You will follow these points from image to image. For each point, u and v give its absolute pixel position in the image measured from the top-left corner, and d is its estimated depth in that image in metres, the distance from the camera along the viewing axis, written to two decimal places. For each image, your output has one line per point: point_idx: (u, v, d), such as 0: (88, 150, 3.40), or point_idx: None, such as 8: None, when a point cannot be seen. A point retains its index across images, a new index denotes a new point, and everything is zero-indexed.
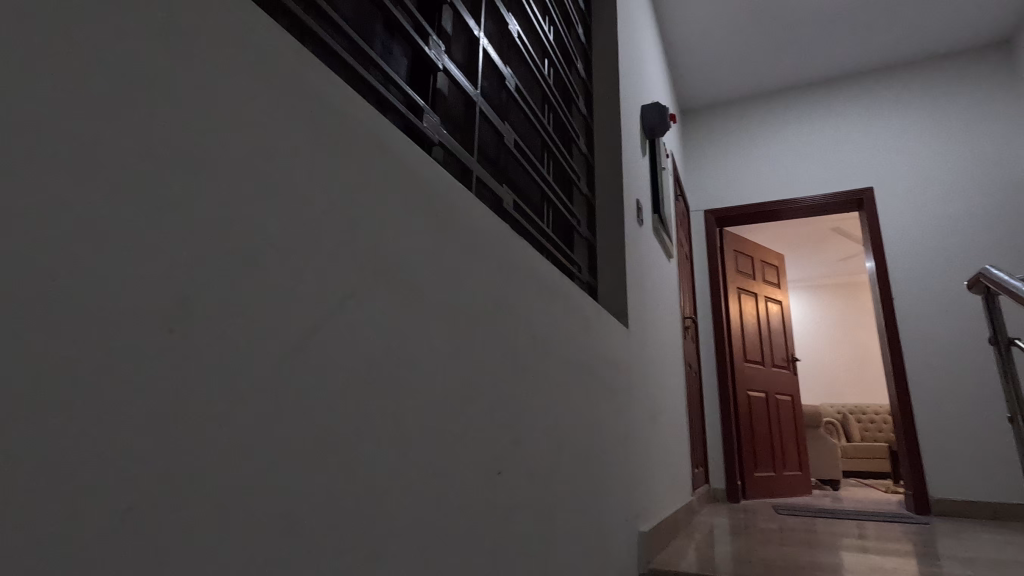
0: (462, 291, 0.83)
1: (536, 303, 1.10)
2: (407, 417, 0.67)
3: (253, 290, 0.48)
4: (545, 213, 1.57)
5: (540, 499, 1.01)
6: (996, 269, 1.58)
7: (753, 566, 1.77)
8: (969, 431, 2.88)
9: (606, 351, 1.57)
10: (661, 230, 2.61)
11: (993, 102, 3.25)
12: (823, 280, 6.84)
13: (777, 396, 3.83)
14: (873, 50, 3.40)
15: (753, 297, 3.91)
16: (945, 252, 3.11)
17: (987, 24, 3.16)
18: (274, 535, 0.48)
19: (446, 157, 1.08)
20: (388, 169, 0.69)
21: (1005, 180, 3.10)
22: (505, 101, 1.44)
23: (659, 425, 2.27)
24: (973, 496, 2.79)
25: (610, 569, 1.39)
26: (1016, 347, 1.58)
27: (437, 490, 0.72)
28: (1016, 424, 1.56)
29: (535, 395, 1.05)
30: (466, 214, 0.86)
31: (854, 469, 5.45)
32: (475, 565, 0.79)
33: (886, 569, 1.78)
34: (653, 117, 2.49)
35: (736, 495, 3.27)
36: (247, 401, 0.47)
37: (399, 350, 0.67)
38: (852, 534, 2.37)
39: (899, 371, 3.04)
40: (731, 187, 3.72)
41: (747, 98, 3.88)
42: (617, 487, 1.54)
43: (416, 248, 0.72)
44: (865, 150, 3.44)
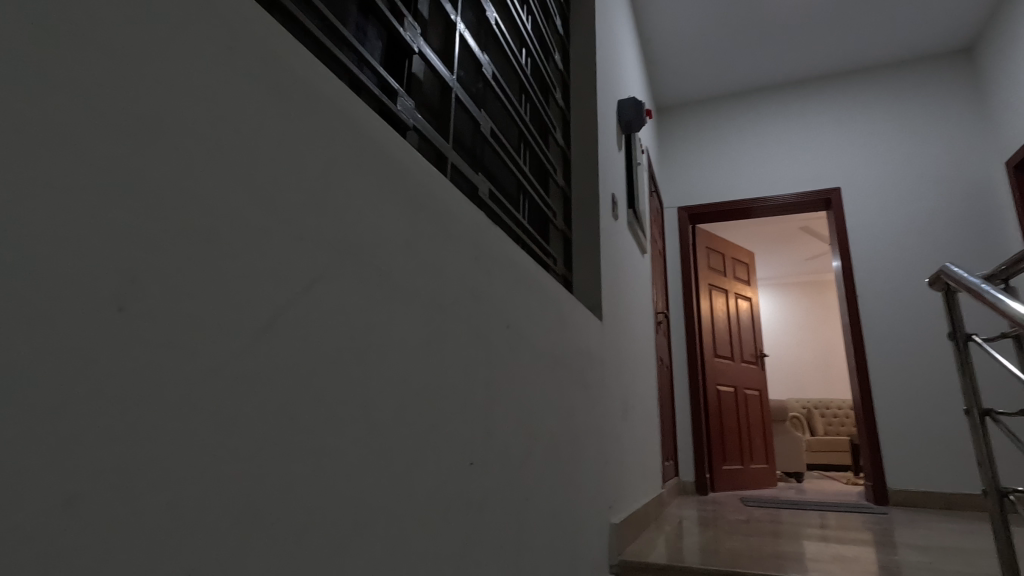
0: (435, 279, 0.81)
1: (510, 293, 1.09)
2: (375, 407, 0.65)
3: (212, 270, 0.46)
4: (521, 204, 1.56)
5: (512, 492, 1.01)
6: (957, 267, 1.63)
7: (720, 556, 1.79)
8: (926, 424, 2.98)
9: (579, 344, 1.57)
10: (636, 225, 2.62)
11: (955, 107, 3.36)
12: (790, 279, 7.01)
13: (745, 391, 3.92)
14: (842, 53, 3.47)
15: (724, 293, 3.98)
16: (907, 252, 3.21)
17: (950, 31, 3.26)
18: (235, 528, 0.45)
19: (421, 143, 1.06)
20: (358, 150, 0.66)
21: (964, 183, 3.21)
22: (482, 90, 1.42)
23: (631, 419, 2.28)
24: (928, 487, 2.90)
25: (580, 559, 1.40)
26: (973, 341, 1.63)
27: (406, 483, 0.70)
28: (972, 417, 1.61)
29: (508, 386, 1.04)
30: (441, 199, 0.85)
31: (817, 462, 5.61)
32: (445, 559, 0.77)
33: (848, 558, 1.83)
34: (629, 112, 2.49)
35: (704, 488, 3.33)
36: (205, 387, 0.44)
37: (370, 338, 0.65)
38: (815, 524, 2.44)
39: (861, 366, 3.13)
40: (704, 184, 3.77)
41: (721, 97, 3.92)
42: (589, 479, 1.55)
43: (388, 234, 0.71)
44: (833, 151, 3.52)
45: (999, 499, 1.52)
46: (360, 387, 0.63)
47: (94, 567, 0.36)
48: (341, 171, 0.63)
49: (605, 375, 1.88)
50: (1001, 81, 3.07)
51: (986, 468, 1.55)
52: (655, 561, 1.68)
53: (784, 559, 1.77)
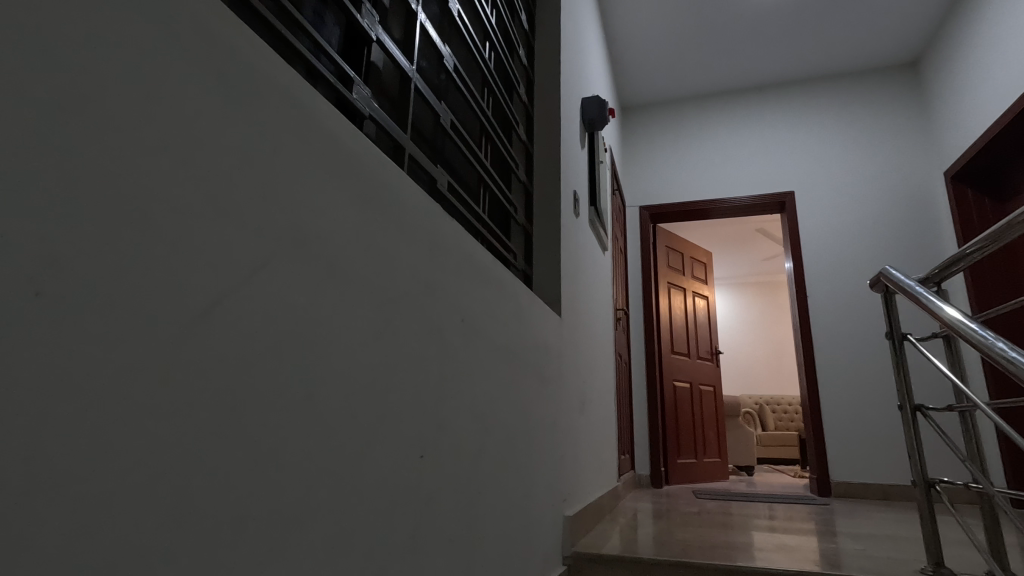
0: (388, 271, 0.81)
1: (466, 287, 1.09)
2: (321, 397, 0.64)
3: (140, 257, 0.44)
4: (481, 197, 1.55)
5: (464, 485, 1.01)
6: (895, 270, 1.71)
7: (672, 547, 1.84)
8: (868, 420, 3.13)
9: (537, 338, 1.58)
10: (597, 223, 2.66)
11: (901, 117, 3.52)
12: (746, 280, 7.26)
13: (700, 386, 4.04)
14: (801, 60, 3.58)
15: (682, 292, 4.08)
16: (855, 255, 3.35)
17: (899, 43, 3.41)
18: (166, 525, 0.44)
19: (378, 133, 1.05)
20: (308, 137, 0.65)
21: (907, 190, 3.37)
22: (444, 82, 1.41)
23: (588, 413, 2.32)
24: (866, 479, 3.06)
25: (534, 549, 1.42)
26: (908, 341, 1.70)
27: (352, 477, 0.69)
28: (905, 413, 1.69)
29: (463, 380, 1.04)
30: (396, 191, 0.84)
31: (768, 456, 5.84)
32: (394, 552, 0.77)
33: (791, 546, 1.91)
34: (592, 110, 2.52)
35: (659, 480, 3.42)
36: (135, 377, 0.43)
37: (317, 329, 0.64)
38: (763, 516, 2.54)
39: (809, 365, 3.26)
40: (665, 185, 3.84)
41: (684, 99, 4.00)
42: (544, 472, 1.57)
43: (339, 226, 0.70)
44: (789, 156, 3.64)
45: (927, 490, 1.61)
46: (307, 377, 0.62)
47: (8, 564, 0.34)
48: (290, 158, 0.61)
49: (563, 370, 1.91)
50: (944, 95, 3.24)
51: (916, 461, 1.63)
52: (608, 553, 1.71)
53: (731, 549, 1.83)
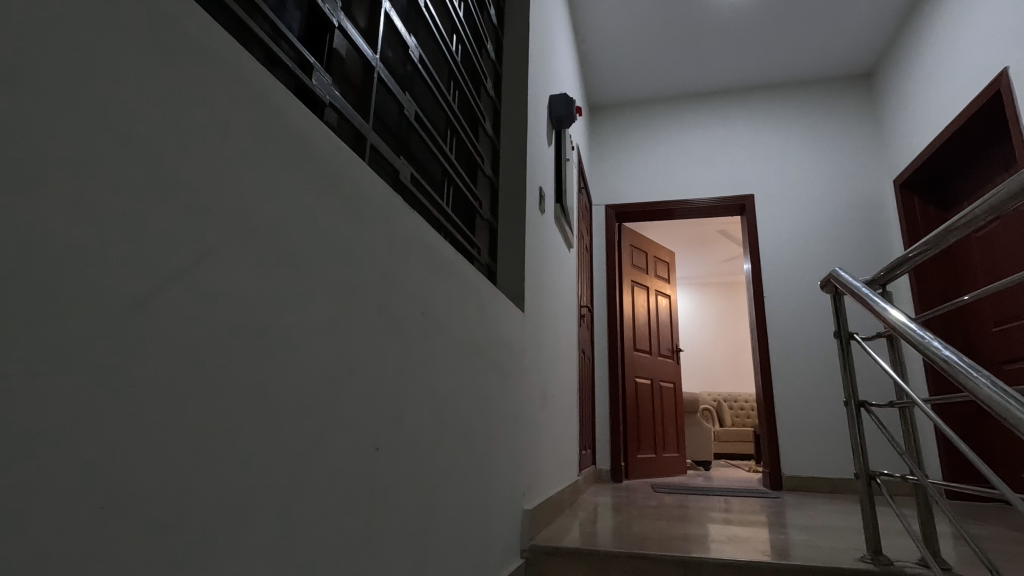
0: (344, 260, 0.79)
1: (427, 280, 1.09)
2: (270, 388, 0.63)
3: (77, 237, 0.42)
4: (445, 190, 1.55)
5: (419, 480, 1.01)
6: (844, 272, 1.77)
7: (629, 540, 1.88)
8: (819, 417, 3.25)
9: (499, 333, 1.58)
10: (562, 219, 2.68)
11: (855, 126, 3.66)
12: (707, 280, 7.45)
13: (661, 383, 4.13)
14: (764, 66, 3.68)
15: (645, 290, 4.16)
16: (809, 258, 3.47)
17: (855, 54, 3.55)
18: (103, 515, 0.43)
19: (340, 122, 1.03)
20: (262, 120, 0.63)
21: (859, 197, 3.51)
22: (410, 73, 1.39)
23: (550, 408, 2.34)
24: (815, 473, 3.19)
25: (492, 542, 1.43)
26: (854, 340, 1.77)
27: (302, 469, 0.68)
28: (850, 409, 1.76)
29: (421, 373, 1.03)
30: (356, 181, 0.83)
31: (725, 451, 6.02)
32: (345, 544, 0.77)
33: (743, 537, 1.98)
34: (560, 108, 2.54)
35: (619, 475, 3.48)
36: (71, 360, 0.41)
37: (269, 317, 0.63)
38: (719, 509, 2.62)
39: (765, 363, 3.37)
40: (630, 185, 3.90)
41: (650, 100, 4.07)
42: (504, 465, 1.58)
43: (294, 214, 0.68)
44: (750, 160, 3.74)
45: (868, 482, 1.68)
46: (256, 367, 0.61)
47: None
48: (242, 141, 0.60)
49: (525, 365, 1.92)
50: (895, 106, 3.38)
51: (859, 455, 1.70)
52: (566, 546, 1.73)
53: (686, 541, 1.88)
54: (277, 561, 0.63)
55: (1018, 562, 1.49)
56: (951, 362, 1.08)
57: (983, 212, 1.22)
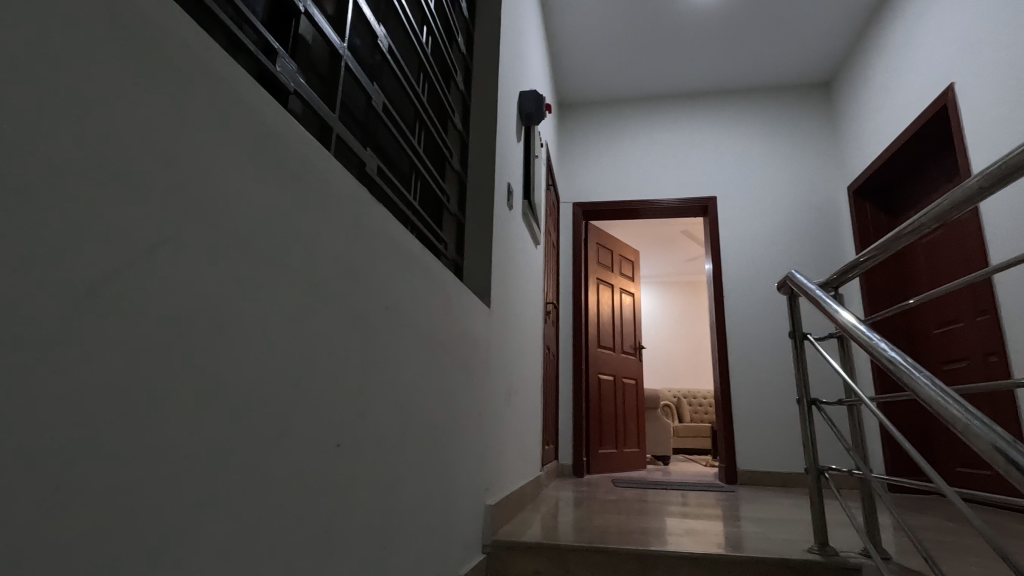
0: (306, 253, 0.77)
1: (393, 274, 1.07)
2: (228, 383, 0.61)
3: (19, 221, 0.40)
4: (412, 184, 1.53)
5: (381, 475, 0.99)
6: (799, 274, 1.83)
7: (590, 534, 1.90)
8: (774, 413, 3.36)
9: (464, 329, 1.57)
10: (530, 216, 2.69)
11: (813, 133, 3.79)
12: (669, 279, 7.61)
13: (623, 379, 4.20)
14: (729, 71, 3.76)
15: (610, 288, 4.22)
16: (768, 260, 3.59)
17: (815, 64, 3.67)
18: (46, 516, 0.41)
19: (305, 111, 1.00)
20: (224, 106, 0.61)
21: (815, 202, 3.64)
22: (379, 64, 1.36)
23: (514, 404, 2.34)
24: (768, 467, 3.30)
25: (453, 538, 1.43)
26: (807, 339, 1.84)
27: (260, 466, 0.66)
28: (803, 406, 1.82)
29: (385, 368, 1.02)
30: (321, 173, 0.81)
31: (683, 446, 6.18)
32: (305, 542, 0.75)
33: (698, 530, 2.04)
34: (529, 105, 2.54)
35: (581, 470, 3.52)
36: (10, 352, 0.39)
37: (229, 311, 0.61)
38: (677, 502, 2.69)
39: (724, 361, 3.47)
40: (598, 184, 3.94)
41: (619, 101, 4.11)
42: (467, 461, 1.58)
43: (256, 205, 0.66)
44: (713, 163, 3.83)
45: (817, 477, 1.75)
46: (214, 361, 0.59)
47: None
48: (202, 127, 0.57)
49: (490, 361, 1.91)
50: (851, 115, 3.52)
51: (810, 450, 1.77)
52: (528, 540, 1.74)
53: (645, 534, 1.92)
54: (233, 561, 0.61)
55: (951, 551, 1.58)
56: (895, 362, 1.14)
57: (929, 221, 1.29)
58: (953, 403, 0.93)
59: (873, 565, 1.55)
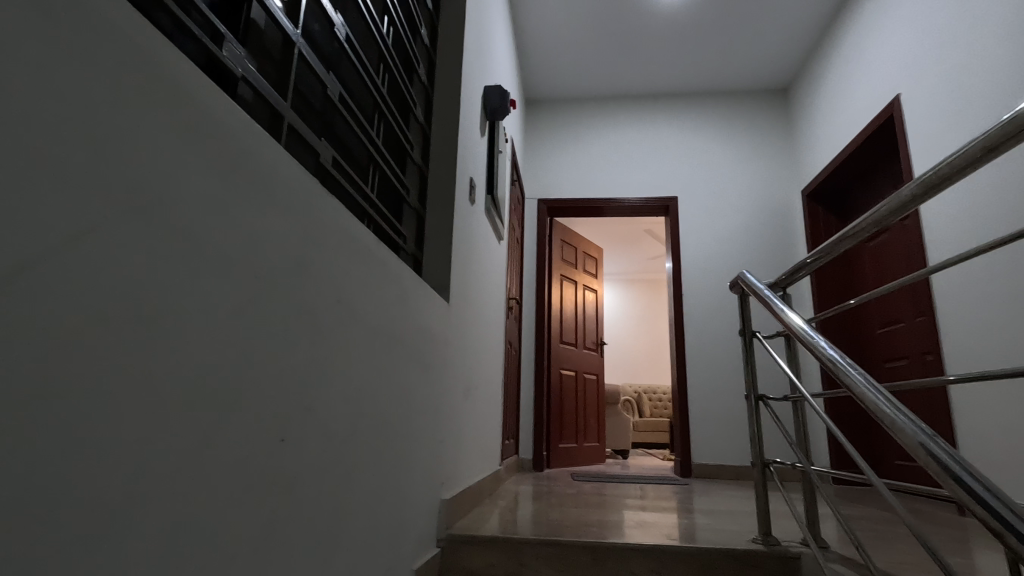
0: (250, 242, 0.75)
1: (344, 267, 1.06)
2: (158, 376, 0.59)
3: None
4: (370, 176, 1.51)
5: (328, 470, 0.98)
6: (750, 275, 1.88)
7: (546, 527, 1.93)
8: (728, 409, 3.47)
9: (421, 322, 1.56)
10: (493, 211, 2.68)
11: (770, 137, 3.90)
12: (632, 277, 7.75)
13: (585, 374, 4.25)
14: (693, 73, 3.83)
15: (573, 285, 4.26)
16: (725, 260, 3.68)
17: (773, 70, 3.78)
18: None
19: (253, 97, 0.98)
20: (160, 90, 0.59)
21: (771, 205, 3.75)
22: (336, 52, 1.34)
23: (473, 398, 2.34)
24: (721, 460, 3.40)
25: (406, 532, 1.42)
26: (756, 338, 1.89)
27: (196, 461, 0.64)
28: (752, 403, 1.88)
29: (334, 362, 1.01)
30: (268, 163, 0.80)
31: (642, 441, 6.32)
32: (247, 536, 0.74)
33: (651, 522, 2.09)
34: (494, 100, 2.54)
35: (540, 464, 3.55)
36: None
37: (165, 301, 0.60)
38: (634, 495, 2.75)
39: (681, 358, 3.56)
40: (563, 181, 3.96)
41: (585, 99, 4.15)
42: (421, 455, 1.57)
43: (198, 196, 0.65)
44: (675, 164, 3.91)
45: (763, 469, 1.82)
46: (143, 352, 0.57)
47: None
48: (131, 110, 0.55)
49: (449, 355, 1.91)
50: (806, 121, 3.64)
51: (757, 444, 1.83)
52: (482, 534, 1.75)
53: (599, 526, 1.96)
54: (169, 555, 0.60)
55: (883, 539, 1.67)
56: (834, 361, 1.19)
57: (869, 225, 1.35)
58: (881, 398, 0.98)
59: (811, 554, 1.61)
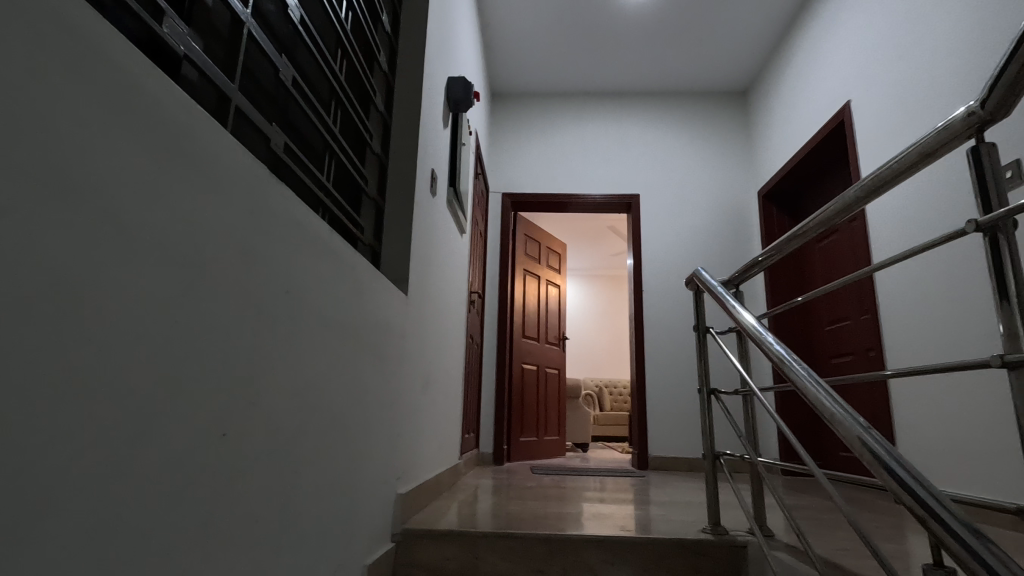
0: (189, 230, 0.72)
1: (295, 258, 1.03)
2: (86, 370, 0.56)
3: None
4: (325, 165, 1.47)
5: (274, 466, 0.96)
6: (705, 272, 1.92)
7: (505, 520, 1.94)
8: (684, 403, 3.55)
9: (377, 314, 1.54)
10: (455, 204, 2.66)
11: (730, 138, 3.99)
12: (594, 273, 7.85)
13: (546, 369, 4.28)
14: (656, 72, 3.88)
15: (536, 279, 4.28)
16: (684, 257, 3.76)
17: (733, 74, 3.87)
18: None
19: (198, 78, 0.93)
20: (91, 69, 0.56)
21: (729, 205, 3.85)
22: (291, 35, 1.29)
23: (432, 392, 2.33)
24: (676, 453, 3.49)
25: (358, 528, 1.40)
26: (710, 333, 1.94)
27: (126, 457, 0.61)
28: (705, 397, 1.92)
29: (283, 356, 0.98)
30: (213, 149, 0.77)
31: (602, 434, 6.43)
32: (185, 535, 0.72)
33: (607, 513, 2.13)
34: (458, 92, 2.52)
35: (500, 458, 3.56)
36: None
37: (96, 291, 0.57)
38: (592, 488, 2.79)
39: (641, 353, 3.62)
40: (527, 176, 3.96)
41: (551, 94, 4.15)
42: (376, 450, 1.55)
43: (134, 182, 0.62)
44: (638, 162, 3.96)
45: (714, 462, 1.87)
46: (69, 345, 0.54)
47: None
48: (58, 89, 0.52)
49: (406, 348, 1.89)
50: (763, 124, 3.74)
51: (708, 437, 1.88)
52: (438, 528, 1.74)
53: (556, 519, 1.98)
54: (98, 555, 0.57)
55: (823, 527, 1.74)
56: (781, 356, 1.23)
57: (816, 226, 1.40)
58: (823, 394, 1.01)
59: (756, 542, 1.67)
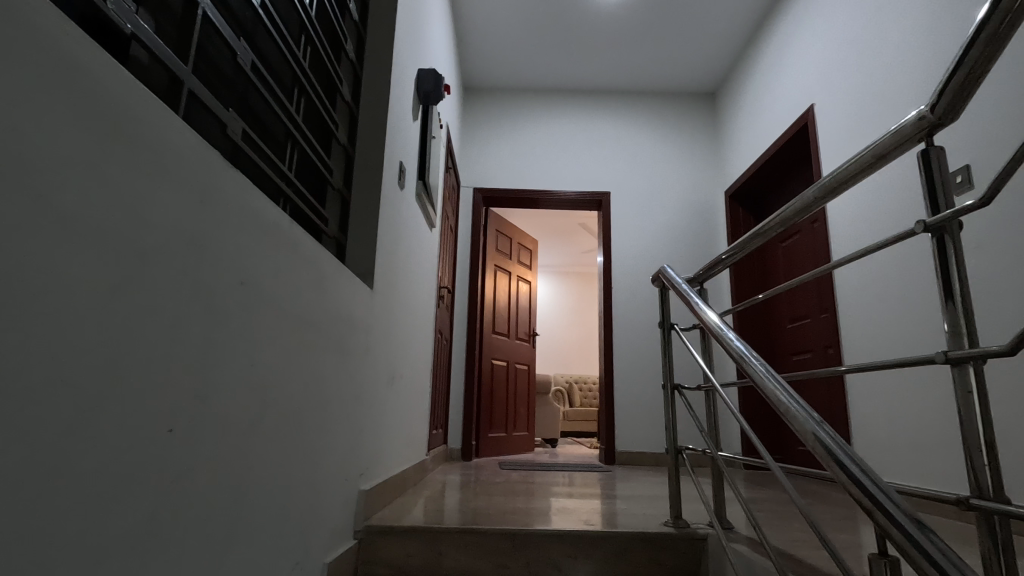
0: (133, 216, 0.68)
1: (252, 248, 1.00)
2: (17, 360, 0.53)
3: None
4: (287, 154, 1.43)
5: (227, 462, 0.93)
6: (670, 269, 1.95)
7: (471, 515, 1.94)
8: (651, 398, 3.60)
9: (340, 306, 1.51)
10: (424, 197, 2.63)
11: (698, 139, 4.06)
12: (565, 270, 7.89)
13: (515, 365, 4.29)
14: (628, 71, 3.91)
15: (506, 275, 4.27)
16: (653, 255, 3.81)
17: (702, 75, 3.93)
18: None
19: (148, 58, 0.89)
20: (24, 43, 0.53)
21: (697, 204, 3.91)
22: (252, 18, 1.25)
23: (398, 387, 2.30)
24: (642, 448, 3.54)
25: (319, 524, 1.37)
26: (675, 329, 1.96)
27: (64, 452, 0.59)
28: (669, 392, 1.95)
29: (237, 349, 0.95)
30: (162, 133, 0.74)
31: (571, 429, 6.48)
32: (129, 534, 0.69)
33: (572, 507, 2.15)
34: (428, 84, 2.49)
35: (469, 453, 3.55)
36: None
37: (31, 278, 0.54)
38: (560, 483, 2.81)
39: (609, 349, 3.66)
40: (499, 171, 3.95)
41: (524, 90, 4.14)
42: (337, 446, 1.52)
43: (75, 165, 0.59)
44: (609, 160, 3.99)
45: (677, 456, 1.89)
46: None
47: None
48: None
49: (371, 343, 1.86)
50: (730, 126, 3.82)
51: (671, 431, 1.91)
52: (401, 524, 1.72)
53: (522, 513, 1.99)
54: (31, 554, 0.55)
55: (780, 519, 1.79)
56: (741, 353, 1.25)
57: (777, 225, 1.42)
58: (779, 390, 1.03)
59: (716, 534, 1.70)
